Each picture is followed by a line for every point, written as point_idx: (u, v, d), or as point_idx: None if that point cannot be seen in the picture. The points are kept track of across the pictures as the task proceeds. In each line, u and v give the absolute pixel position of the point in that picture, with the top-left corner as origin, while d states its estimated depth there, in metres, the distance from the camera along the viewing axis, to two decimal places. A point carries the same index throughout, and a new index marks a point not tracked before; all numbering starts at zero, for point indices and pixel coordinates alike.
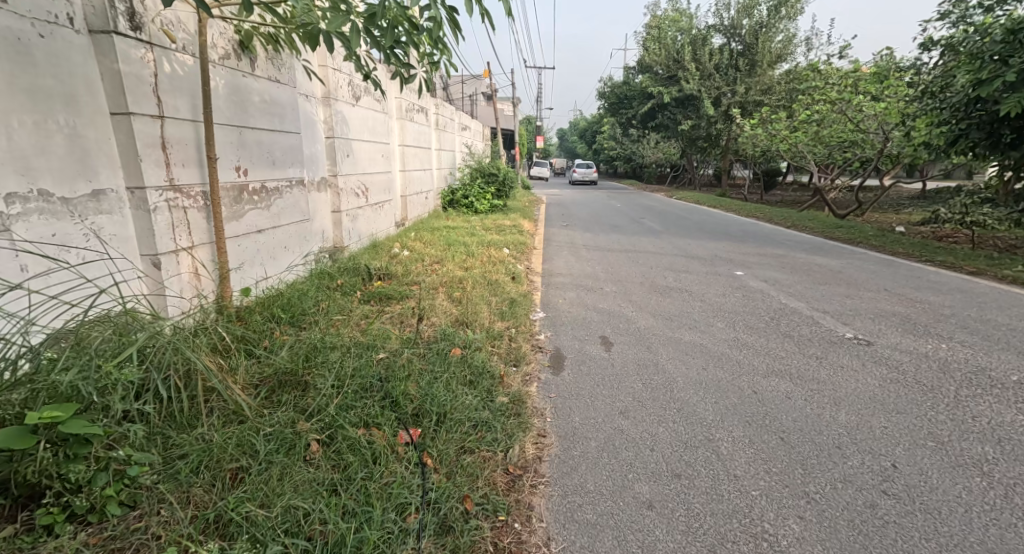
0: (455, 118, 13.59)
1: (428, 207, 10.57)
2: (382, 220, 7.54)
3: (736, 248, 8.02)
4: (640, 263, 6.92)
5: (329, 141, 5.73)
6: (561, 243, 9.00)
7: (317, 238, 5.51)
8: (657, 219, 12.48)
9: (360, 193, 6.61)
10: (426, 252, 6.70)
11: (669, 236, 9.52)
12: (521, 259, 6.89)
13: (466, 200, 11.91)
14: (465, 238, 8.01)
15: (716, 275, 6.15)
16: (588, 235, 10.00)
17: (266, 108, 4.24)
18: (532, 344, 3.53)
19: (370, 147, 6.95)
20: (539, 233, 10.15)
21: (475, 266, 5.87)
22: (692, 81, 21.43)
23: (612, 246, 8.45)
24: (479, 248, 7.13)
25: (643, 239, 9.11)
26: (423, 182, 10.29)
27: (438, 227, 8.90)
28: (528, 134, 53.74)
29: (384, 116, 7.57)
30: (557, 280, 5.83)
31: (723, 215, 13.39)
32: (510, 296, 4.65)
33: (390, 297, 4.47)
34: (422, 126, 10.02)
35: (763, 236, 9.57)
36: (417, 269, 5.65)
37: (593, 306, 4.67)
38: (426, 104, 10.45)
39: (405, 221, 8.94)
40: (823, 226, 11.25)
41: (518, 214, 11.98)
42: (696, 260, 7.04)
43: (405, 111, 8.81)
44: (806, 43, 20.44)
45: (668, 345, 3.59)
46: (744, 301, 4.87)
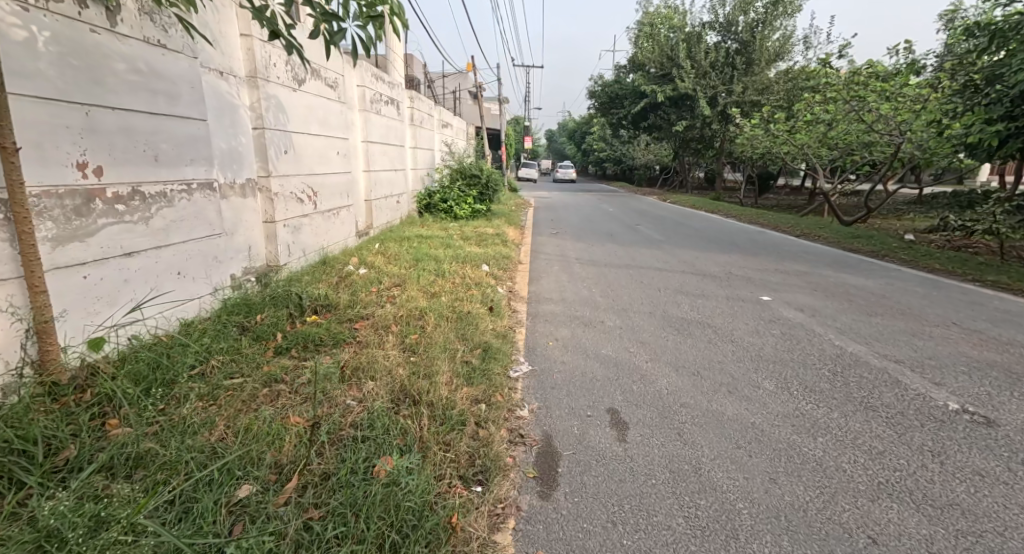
0: (434, 114, 12.41)
1: (399, 212, 9.40)
2: (337, 231, 6.35)
3: (752, 264, 6.95)
4: (645, 283, 5.80)
5: (258, 133, 4.53)
6: (550, 255, 7.86)
7: (240, 257, 4.32)
8: (654, 227, 11.41)
9: (306, 199, 5.42)
10: (387, 271, 5.55)
11: (672, 248, 8.45)
12: (502, 278, 5.74)
13: (445, 204, 10.76)
14: (438, 251, 6.88)
15: (738, 300, 5.07)
16: (581, 245, 8.90)
17: (143, 82, 3.04)
18: (510, 431, 2.41)
19: (319, 142, 5.76)
20: (526, 243, 9.02)
21: (443, 292, 4.71)
22: (687, 80, 20.51)
23: (608, 260, 7.34)
24: (453, 264, 5.98)
25: (643, 252, 8.03)
26: (393, 183, 9.11)
27: (407, 237, 7.73)
28: (516, 135, 52.67)
29: (339, 107, 6.39)
30: (545, 309, 4.69)
31: (724, 222, 12.40)
32: (483, 339, 3.51)
33: (322, 341, 3.35)
34: (391, 121, 8.82)
35: (775, 247, 8.55)
36: (369, 296, 4.50)
37: (593, 352, 3.54)
38: (397, 95, 9.25)
39: (370, 230, 7.75)
40: (837, 235, 10.29)
41: (502, 220, 10.85)
42: (710, 280, 5.96)
43: (369, 102, 7.63)
44: (805, 41, 19.65)
45: (706, 429, 2.48)
46: (786, 343, 3.78)
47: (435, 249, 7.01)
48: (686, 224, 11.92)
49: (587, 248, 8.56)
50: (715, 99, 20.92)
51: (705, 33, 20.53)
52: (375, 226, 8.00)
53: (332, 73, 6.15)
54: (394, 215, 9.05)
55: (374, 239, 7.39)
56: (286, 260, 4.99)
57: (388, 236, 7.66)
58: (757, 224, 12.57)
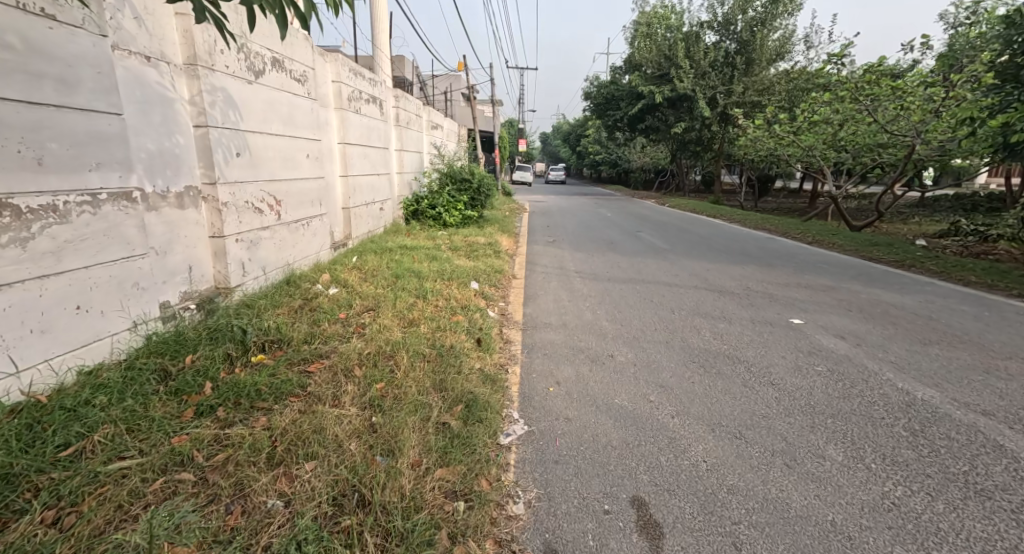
0: (422, 115, 11.74)
1: (382, 220, 8.68)
2: (307, 244, 5.63)
3: (770, 278, 6.29)
4: (655, 302, 5.12)
5: (199, 131, 3.81)
6: (546, 267, 7.18)
7: (177, 282, 3.61)
8: (656, 234, 10.76)
9: (266, 209, 4.71)
10: (361, 290, 4.85)
11: (679, 259, 7.78)
12: (493, 298, 5.05)
13: (433, 210, 10.07)
14: (423, 265, 6.20)
15: (765, 324, 4.39)
16: (580, 255, 8.22)
17: (16, 62, 2.35)
18: (497, 548, 1.76)
19: (282, 143, 5.03)
20: (520, 253, 8.34)
21: (422, 318, 4.02)
22: (685, 80, 19.96)
23: (611, 273, 6.66)
24: (437, 281, 5.29)
25: (648, 264, 7.37)
26: (376, 189, 8.39)
27: (389, 249, 7.03)
28: (511, 138, 52.07)
29: (308, 104, 5.69)
30: (544, 338, 3.99)
31: (730, 227, 11.77)
32: (467, 386, 2.82)
33: (260, 392, 2.65)
34: (373, 121, 8.11)
35: (790, 257, 7.91)
36: (334, 324, 3.80)
37: (605, 403, 2.84)
38: (380, 94, 8.55)
39: (348, 242, 7.04)
40: (851, 242, 9.69)
41: (494, 228, 10.16)
42: (728, 298, 5.29)
43: (346, 99, 6.90)
44: (806, 41, 19.16)
45: (771, 538, 1.80)
46: (838, 385, 3.10)
47: (419, 263, 6.32)
48: (689, 230, 11.29)
49: (587, 258, 7.89)
50: (714, 100, 20.41)
51: (704, 32, 20.00)
52: (354, 237, 7.30)
53: (300, 66, 5.45)
54: (376, 224, 8.36)
55: (351, 252, 6.68)
56: (241, 281, 4.27)
57: (367, 248, 6.97)
58: (763, 230, 11.96)
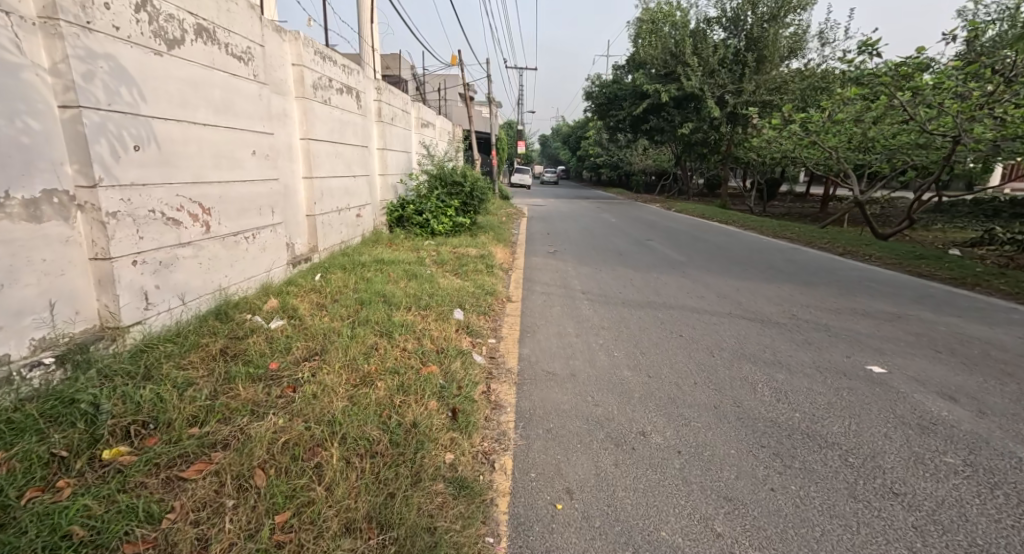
0: (410, 111, 10.70)
1: (358, 228, 7.64)
2: (251, 263, 4.58)
3: (817, 303, 5.23)
4: (685, 339, 4.05)
5: (68, 113, 2.75)
6: (548, 286, 6.12)
7: (25, 327, 2.54)
8: (669, 244, 9.72)
9: (187, 220, 3.66)
10: (312, 325, 3.80)
11: (700, 275, 6.76)
12: (480, 332, 4.01)
13: (420, 216, 9.03)
14: (396, 286, 5.15)
15: (837, 374, 3.36)
16: (586, 269, 7.19)
17: None
18: None
19: (212, 136, 3.98)
20: (516, 268, 7.31)
21: (381, 375, 2.98)
22: (693, 79, 18.98)
23: (625, 295, 5.59)
24: (411, 309, 4.25)
25: (665, 282, 6.30)
26: (351, 193, 7.34)
27: (362, 265, 6.00)
28: (511, 139, 51.20)
29: (256, 89, 4.64)
30: (546, 401, 2.92)
31: (748, 236, 10.77)
32: (424, 518, 1.81)
33: (72, 541, 1.60)
34: (347, 114, 7.08)
35: (829, 272, 6.87)
36: (253, 386, 2.75)
37: (648, 546, 1.80)
38: (356, 84, 7.52)
39: (313, 256, 6.00)
40: (888, 253, 8.66)
41: (489, 237, 9.13)
42: (775, 331, 4.26)
43: (309, 87, 5.84)
44: (819, 38, 18.22)
45: None
46: (996, 497, 2.04)
47: (395, 283, 5.29)
48: (704, 239, 10.26)
49: (593, 274, 6.85)
50: (722, 99, 19.46)
51: (712, 28, 19.06)
52: (322, 249, 6.27)
53: (242, 41, 4.39)
54: (350, 233, 7.32)
55: (314, 268, 5.63)
56: (142, 317, 3.20)
57: (336, 263, 5.93)
58: (784, 238, 10.95)
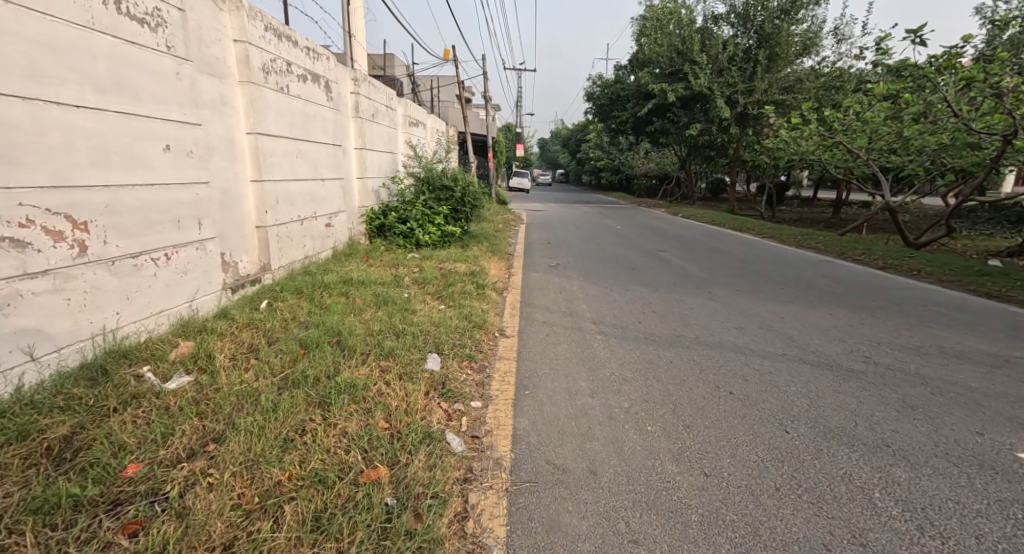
0: (394, 108, 9.64)
1: (327, 242, 6.58)
2: (166, 295, 3.51)
3: (888, 338, 4.17)
4: (740, 401, 2.98)
5: None
6: (551, 312, 5.06)
7: None
8: (684, 256, 8.66)
9: (40, 242, 2.59)
10: (223, 389, 2.72)
11: (731, 297, 5.71)
12: (460, 394, 2.93)
13: (404, 225, 7.98)
14: (359, 319, 4.08)
15: (981, 465, 2.31)
16: (595, 288, 6.13)
17: None
18: None
19: (94, 124, 2.91)
20: (513, 287, 6.25)
21: (294, 493, 1.90)
22: (701, 77, 17.96)
23: (647, 328, 4.51)
24: (371, 357, 3.17)
25: (691, 308, 5.23)
26: (317, 200, 6.26)
27: (325, 289, 4.94)
28: (509, 142, 50.23)
29: (172, 66, 3.57)
30: (556, 538, 1.85)
31: (770, 246, 9.75)
32: None
33: None
34: (312, 107, 6.02)
35: (881, 293, 5.84)
36: (71, 525, 1.69)
37: None
38: (326, 72, 6.47)
39: (264, 277, 4.93)
40: (937, 266, 7.61)
41: (482, 249, 8.09)
42: (857, 385, 3.21)
43: (259, 70, 4.78)
44: (833, 34, 17.31)
45: None
46: None
47: (358, 314, 4.22)
48: (722, 251, 9.21)
49: (604, 295, 5.79)
50: (732, 99, 18.46)
51: (720, 25, 18.10)
52: (277, 268, 5.18)
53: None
54: (317, 247, 6.23)
55: (261, 295, 4.54)
56: None
57: (292, 286, 4.84)
58: (810, 248, 9.92)
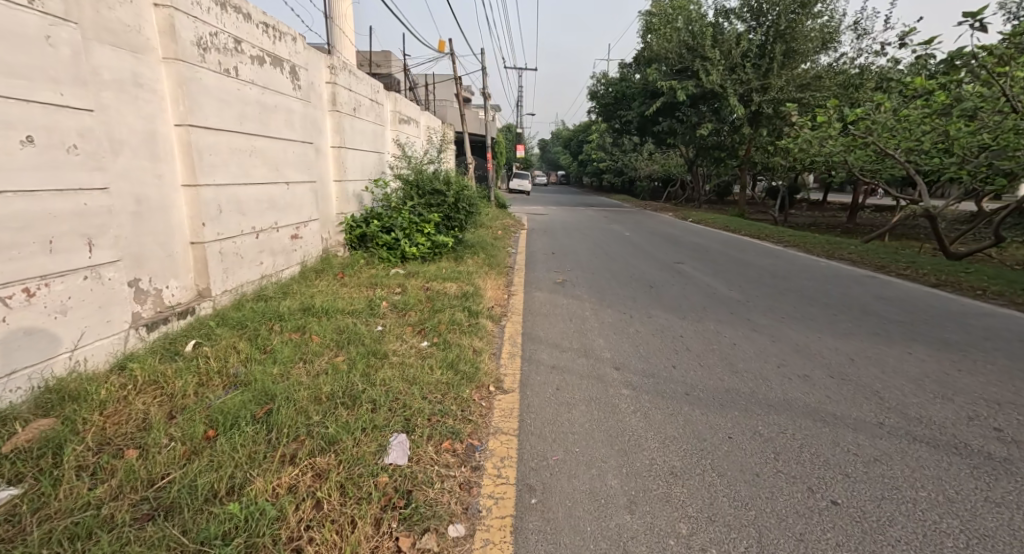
0: (380, 101, 8.64)
1: (293, 257, 5.59)
2: (29, 346, 2.53)
3: (1008, 396, 3.18)
4: (855, 523, 2.00)
5: None
6: (562, 352, 4.05)
7: None
8: (707, 271, 7.66)
9: None
10: (51, 522, 1.72)
11: (777, 328, 4.72)
12: (431, 518, 1.95)
13: (388, 235, 7.00)
14: (309, 372, 3.08)
15: None
16: (610, 315, 5.15)
17: None
18: None
19: None
20: (513, 311, 5.27)
21: None
22: (713, 74, 16.93)
23: (686, 378, 3.50)
24: (305, 451, 2.18)
25: (734, 345, 4.23)
26: (280, 208, 5.26)
27: (278, 322, 3.96)
28: (509, 143, 49.40)
29: (38, 26, 2.57)
30: None
31: (799, 259, 8.77)
32: None
33: None
34: (272, 98, 5.02)
35: (959, 323, 4.84)
36: None
37: None
38: (293, 57, 5.46)
39: (201, 307, 3.94)
40: (1003, 284, 6.61)
41: (478, 263, 7.12)
42: (1013, 487, 2.22)
43: (193, 47, 3.78)
44: (852, 29, 16.41)
45: None
46: None
47: (312, 363, 3.23)
48: (747, 264, 8.22)
49: (624, 324, 4.81)
50: (745, 97, 17.45)
51: (733, 19, 17.10)
52: (220, 294, 4.17)
53: None
54: (278, 263, 5.23)
55: (189, 334, 3.53)
56: None
57: (233, 318, 3.84)
58: (842, 260, 8.96)
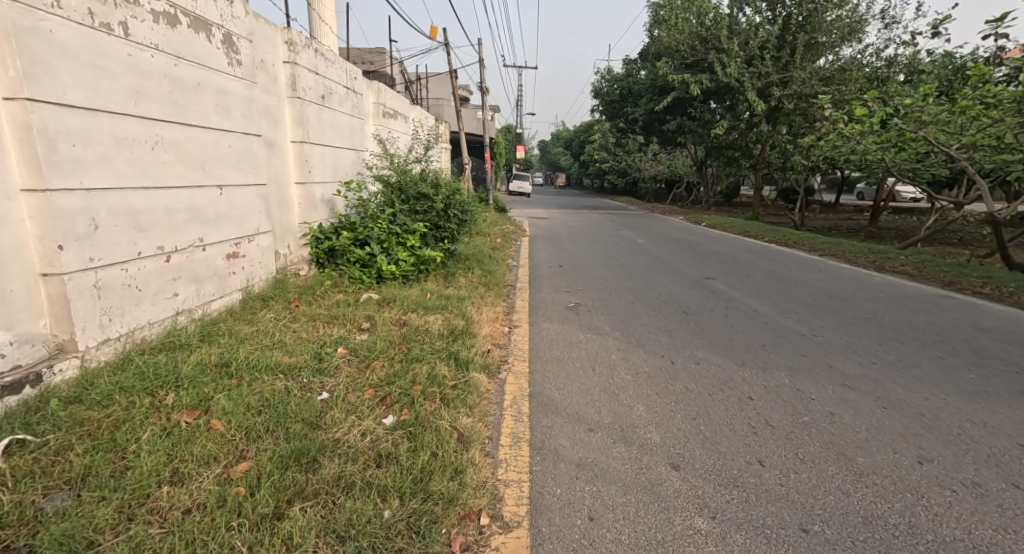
0: (358, 90, 7.36)
1: (232, 284, 4.32)
2: None
3: None
4: None
5: None
6: (589, 434, 2.76)
7: None
8: (746, 290, 6.39)
9: None
10: None
11: (877, 383, 3.46)
12: None
13: (363, 248, 5.70)
14: (168, 513, 1.80)
15: None
16: (644, 362, 3.88)
17: None
18: None
19: None
20: (515, 355, 3.99)
21: None
22: (731, 67, 15.64)
23: (789, 491, 2.23)
24: None
25: (830, 416, 2.96)
26: (208, 220, 3.99)
27: (175, 390, 2.71)
28: (509, 144, 48.50)
29: None
30: None
31: (848, 273, 7.52)
32: None
33: None
34: (191, 72, 3.74)
35: None
36: None
37: None
38: (226, 22, 4.19)
39: (58, 368, 2.68)
40: None
41: (473, 283, 5.86)
42: None
43: None
44: (881, 16, 15.17)
45: None
46: None
47: (186, 486, 1.95)
48: (792, 280, 6.95)
49: (667, 379, 3.54)
50: (764, 92, 16.21)
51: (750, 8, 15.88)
52: (95, 348, 2.89)
53: None
54: (205, 293, 3.94)
55: (13, 421, 2.26)
56: None
57: (97, 389, 2.55)
58: (897, 274, 7.69)
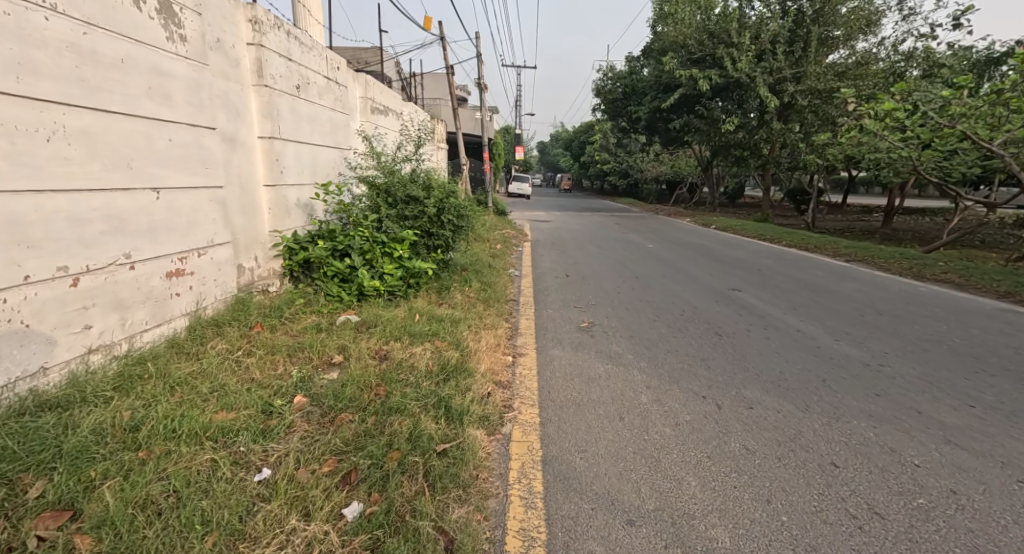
0: (341, 81, 6.56)
1: (175, 308, 3.52)
2: None
3: None
4: None
5: None
6: (631, 534, 1.98)
7: None
8: (782, 305, 5.60)
9: None
10: None
11: (990, 439, 2.67)
12: None
13: (343, 261, 4.91)
14: None
15: None
16: (685, 407, 3.09)
17: None
18: None
19: None
20: (523, 397, 3.20)
21: None
22: (742, 62, 14.86)
23: None
24: None
25: (954, 496, 2.18)
26: (138, 230, 3.19)
27: (45, 477, 1.92)
28: (508, 145, 47.80)
29: None
30: None
31: (889, 283, 6.73)
32: None
33: None
34: (109, 46, 2.95)
35: None
36: None
37: None
38: None
39: None
40: None
41: (470, 299, 5.08)
42: None
43: None
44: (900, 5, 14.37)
45: None
46: None
47: None
48: (831, 292, 6.16)
49: (720, 435, 2.74)
50: (776, 88, 15.44)
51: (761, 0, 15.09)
52: None
53: None
54: (135, 322, 3.15)
55: None
56: None
57: None
58: (943, 283, 6.92)
